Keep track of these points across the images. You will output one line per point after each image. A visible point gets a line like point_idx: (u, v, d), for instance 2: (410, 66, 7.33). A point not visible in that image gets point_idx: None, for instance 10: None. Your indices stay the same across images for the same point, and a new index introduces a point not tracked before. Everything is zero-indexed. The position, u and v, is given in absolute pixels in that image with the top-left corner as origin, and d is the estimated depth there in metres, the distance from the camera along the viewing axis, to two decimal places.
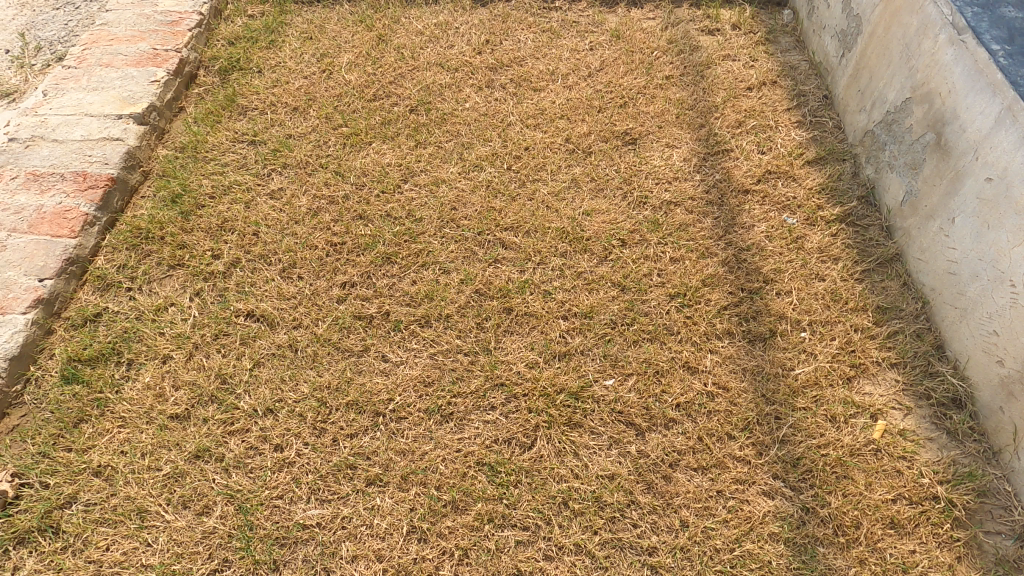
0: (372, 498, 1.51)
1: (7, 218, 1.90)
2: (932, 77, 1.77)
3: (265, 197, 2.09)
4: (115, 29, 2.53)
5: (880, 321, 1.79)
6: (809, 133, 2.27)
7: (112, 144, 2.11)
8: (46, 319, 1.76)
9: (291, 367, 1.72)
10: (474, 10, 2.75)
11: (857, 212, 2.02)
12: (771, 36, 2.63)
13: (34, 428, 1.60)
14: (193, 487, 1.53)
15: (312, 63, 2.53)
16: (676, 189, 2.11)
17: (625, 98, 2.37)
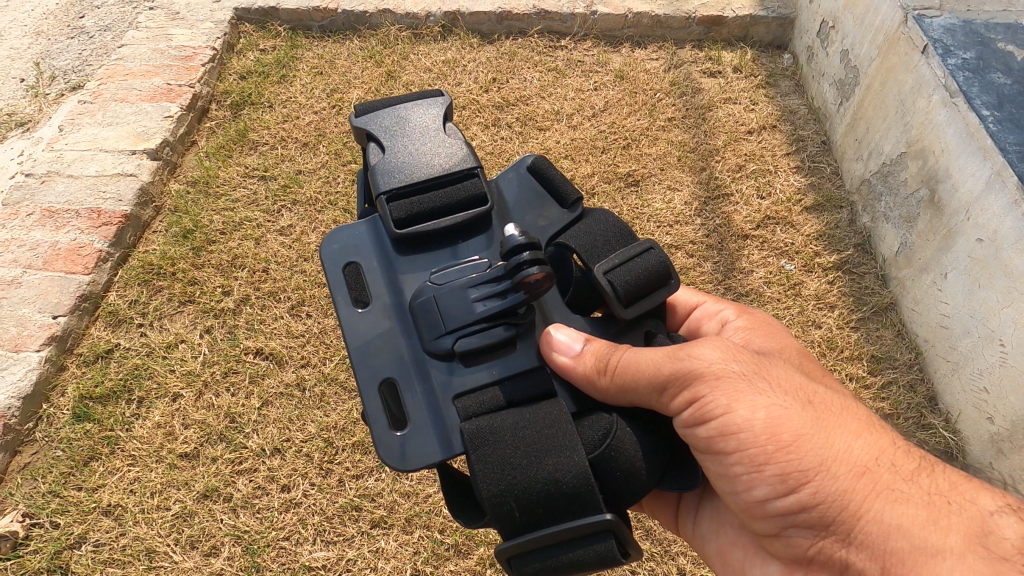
0: (377, 541, 1.57)
1: (23, 254, 1.95)
2: (926, 135, 1.83)
3: (275, 233, 2.13)
4: (130, 64, 2.59)
5: (874, 370, 1.85)
6: (807, 179, 2.32)
7: (125, 180, 2.16)
8: (60, 356, 1.79)
9: (299, 407, 1.75)
10: (482, 47, 2.79)
11: (854, 259, 2.08)
12: (772, 79, 2.69)
13: (46, 466, 1.64)
14: (202, 527, 1.57)
15: (322, 98, 2.57)
16: (677, 232, 2.16)
17: (628, 140, 2.42)
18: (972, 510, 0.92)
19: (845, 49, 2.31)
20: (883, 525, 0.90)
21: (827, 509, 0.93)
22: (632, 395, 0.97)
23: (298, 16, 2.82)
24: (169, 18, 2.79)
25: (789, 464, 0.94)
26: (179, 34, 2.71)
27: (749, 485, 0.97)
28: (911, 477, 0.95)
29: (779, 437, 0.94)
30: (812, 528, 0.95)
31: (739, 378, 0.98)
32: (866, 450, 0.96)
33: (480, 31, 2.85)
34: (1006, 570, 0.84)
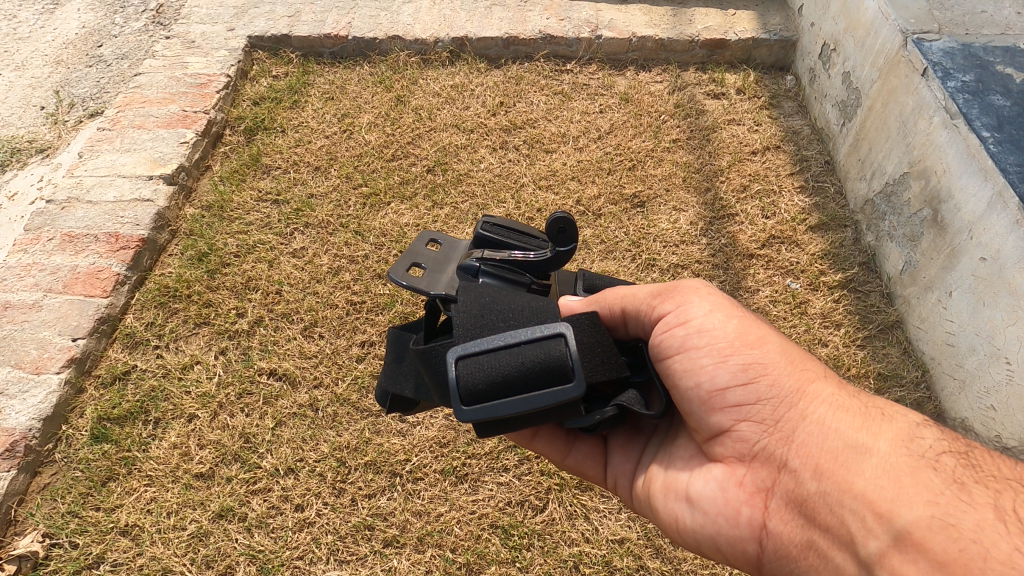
0: (390, 560, 1.59)
1: (43, 278, 2.00)
2: (928, 155, 1.86)
3: (288, 256, 2.17)
4: (147, 92, 2.66)
5: (881, 388, 1.86)
6: (812, 199, 2.35)
7: (143, 205, 2.21)
8: (78, 378, 1.83)
9: (312, 427, 1.78)
10: (489, 72, 2.85)
11: (859, 278, 2.10)
12: (775, 100, 2.73)
13: (65, 486, 1.67)
14: (217, 547, 1.60)
15: (333, 123, 2.62)
16: (683, 252, 2.19)
17: (634, 161, 2.46)
18: (903, 422, 0.96)
19: (846, 71, 2.35)
20: (825, 425, 0.94)
21: (778, 403, 0.97)
22: (628, 304, 1.09)
23: (310, 43, 2.89)
24: (184, 47, 2.87)
25: (752, 359, 0.99)
26: (194, 62, 2.79)
27: (709, 378, 0.99)
28: (854, 398, 0.99)
29: (746, 339, 1.01)
30: (756, 426, 0.97)
31: (717, 300, 1.07)
32: (818, 371, 1.02)
33: (487, 56, 2.91)
34: (930, 470, 0.85)
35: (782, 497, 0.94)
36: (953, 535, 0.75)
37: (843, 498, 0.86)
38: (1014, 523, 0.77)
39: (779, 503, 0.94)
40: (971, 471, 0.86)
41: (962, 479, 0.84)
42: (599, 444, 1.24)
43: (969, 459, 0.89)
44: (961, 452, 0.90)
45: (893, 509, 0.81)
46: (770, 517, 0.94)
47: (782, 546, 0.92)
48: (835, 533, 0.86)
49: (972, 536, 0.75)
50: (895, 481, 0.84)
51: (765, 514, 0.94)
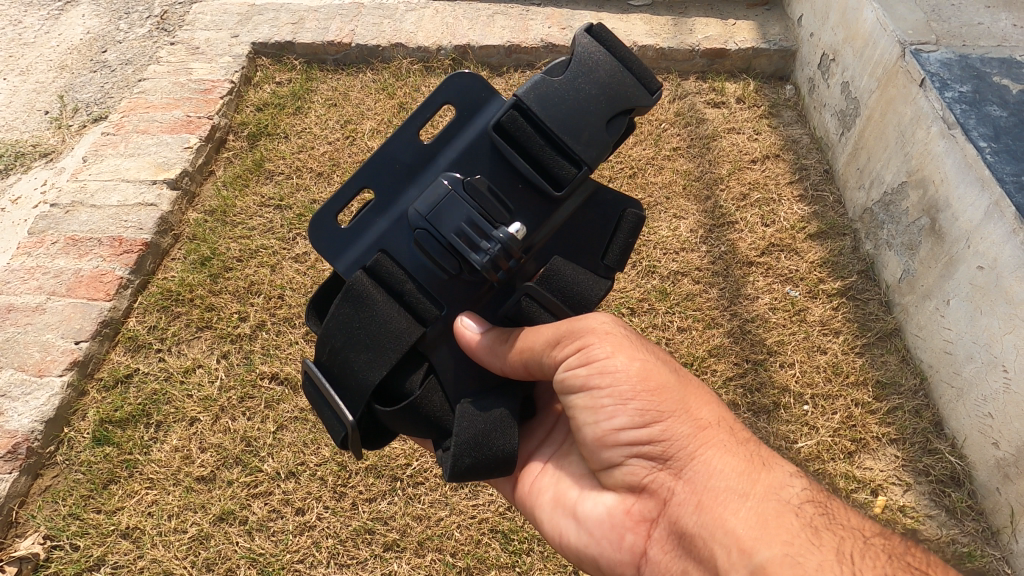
0: (390, 564, 1.60)
1: (47, 281, 2.01)
2: (926, 164, 1.87)
3: (290, 260, 2.18)
4: (151, 97, 2.68)
5: (879, 396, 1.87)
6: (811, 207, 2.37)
7: (146, 209, 2.22)
8: (81, 381, 1.84)
9: (313, 431, 1.79)
10: (491, 80, 2.87)
11: (858, 285, 2.11)
12: (775, 110, 2.75)
13: (67, 489, 1.68)
14: (218, 550, 1.61)
15: (336, 129, 2.63)
16: (683, 259, 2.20)
17: (634, 169, 2.48)
18: (778, 469, 1.01)
19: (845, 80, 2.37)
20: (711, 468, 0.97)
21: (669, 447, 1.00)
22: (528, 358, 1.06)
23: (313, 50, 2.91)
24: (189, 53, 2.89)
25: (651, 403, 1.01)
26: (198, 68, 2.81)
27: (606, 419, 1.02)
28: (741, 442, 1.03)
29: (645, 384, 1.02)
30: (646, 464, 1.01)
31: (623, 338, 1.07)
32: (713, 413, 1.05)
33: (489, 64, 2.93)
34: (793, 515, 0.92)
35: (664, 528, 0.99)
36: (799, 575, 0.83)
37: (716, 532, 0.92)
38: (850, 565, 0.86)
39: (660, 534, 1.00)
40: (825, 519, 0.94)
41: (817, 525, 0.92)
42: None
43: (826, 509, 0.97)
44: (820, 502, 0.98)
45: (754, 547, 0.88)
46: (650, 545, 1.00)
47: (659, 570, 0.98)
48: (706, 566, 0.92)
49: None
50: (762, 523, 0.90)
51: (648, 541, 1.01)
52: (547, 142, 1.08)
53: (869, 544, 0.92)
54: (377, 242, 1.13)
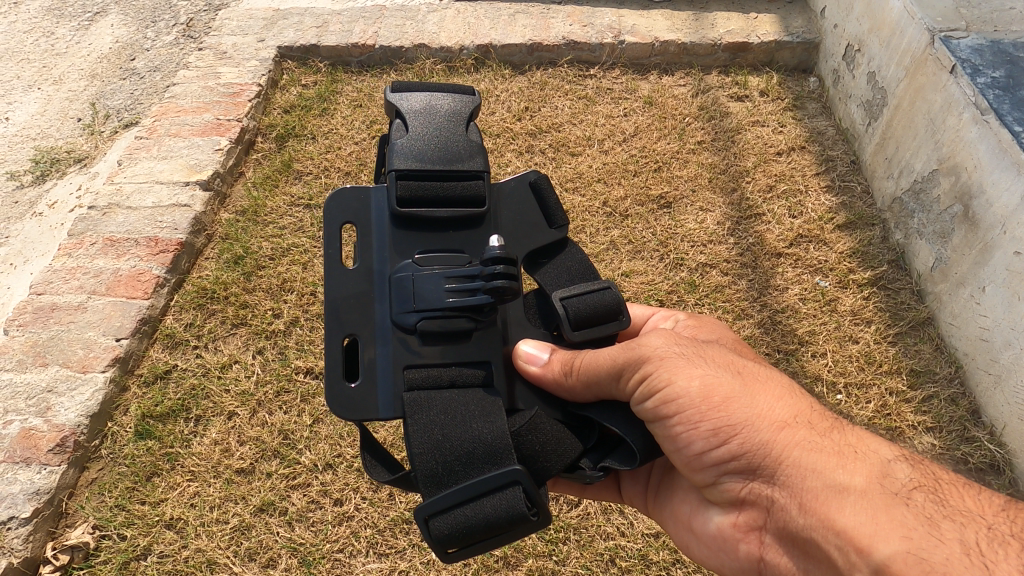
0: (428, 553, 1.62)
1: (87, 281, 2.06)
2: (958, 151, 1.86)
3: (321, 258, 2.21)
4: (181, 101, 2.73)
5: (913, 384, 1.86)
6: (839, 198, 2.36)
7: (180, 210, 2.27)
8: (122, 377, 1.88)
9: (349, 424, 1.82)
10: (513, 78, 2.89)
11: (888, 275, 2.10)
12: (798, 102, 2.74)
13: (112, 481, 1.73)
14: (259, 540, 1.65)
15: (362, 130, 2.67)
16: (711, 251, 2.20)
17: (659, 163, 2.48)
18: (876, 455, 1.01)
19: (871, 71, 2.36)
20: (802, 469, 0.99)
21: (752, 457, 1.02)
22: (598, 392, 1.09)
23: (338, 52, 2.95)
24: (217, 58, 2.95)
25: (721, 421, 1.03)
26: (227, 73, 2.86)
27: (686, 445, 1.06)
28: (825, 434, 1.03)
29: (712, 398, 1.04)
30: (742, 475, 1.05)
31: (679, 356, 1.09)
32: (787, 410, 1.05)
33: (511, 62, 2.95)
34: (903, 506, 0.91)
35: (776, 531, 1.03)
36: (927, 571, 0.83)
37: (827, 534, 0.93)
38: (980, 557, 0.84)
39: (771, 539, 1.05)
40: (938, 505, 0.92)
41: (931, 515, 0.90)
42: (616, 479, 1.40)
43: (938, 494, 0.95)
44: (930, 488, 0.96)
45: (873, 544, 0.88)
46: (767, 549, 1.05)
47: (781, 571, 1.04)
48: (824, 567, 0.95)
49: (943, 569, 0.82)
50: (873, 518, 0.90)
51: (764, 544, 1.06)
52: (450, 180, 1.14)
53: (992, 530, 0.89)
54: (396, 363, 1.06)
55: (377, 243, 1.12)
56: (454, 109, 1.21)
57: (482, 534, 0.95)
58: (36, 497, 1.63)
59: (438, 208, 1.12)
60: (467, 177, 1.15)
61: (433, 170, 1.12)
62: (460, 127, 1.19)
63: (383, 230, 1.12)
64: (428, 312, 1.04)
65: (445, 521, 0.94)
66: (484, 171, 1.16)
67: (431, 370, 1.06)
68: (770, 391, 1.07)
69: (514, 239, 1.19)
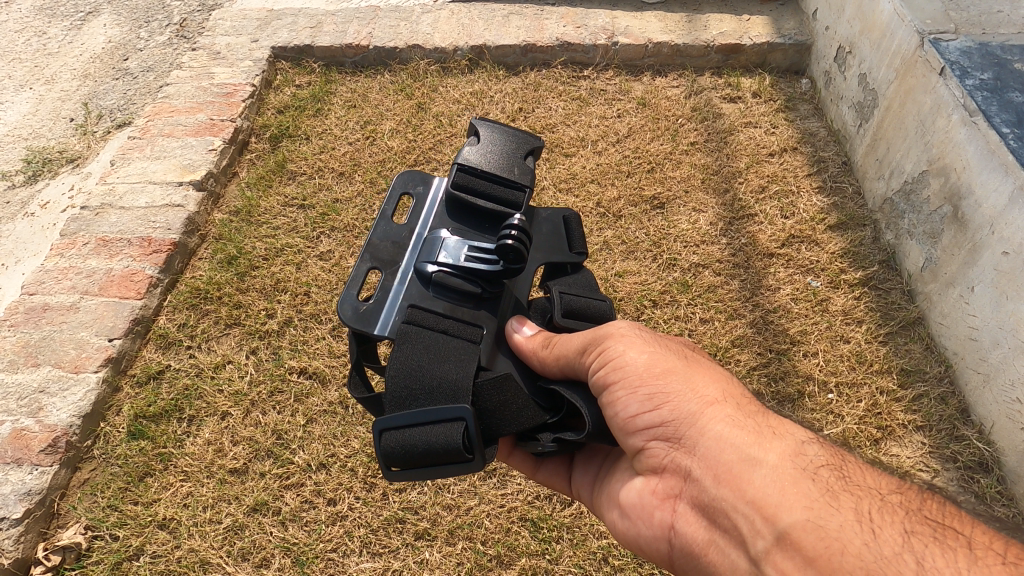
0: (421, 552, 1.63)
1: (80, 281, 2.05)
2: (947, 152, 1.88)
3: (315, 259, 2.21)
4: (175, 102, 2.73)
5: (904, 383, 1.87)
6: (830, 199, 2.37)
7: (173, 210, 2.26)
8: (115, 377, 1.88)
9: (342, 423, 1.83)
10: (507, 79, 2.89)
11: (879, 275, 2.12)
12: (791, 104, 2.76)
13: (105, 481, 1.73)
14: (252, 540, 1.65)
15: (356, 130, 2.67)
16: (703, 252, 2.22)
17: (652, 164, 2.49)
18: (792, 436, 0.98)
19: (862, 73, 2.38)
20: (721, 440, 0.95)
21: (678, 424, 0.99)
22: (565, 364, 1.12)
23: (332, 53, 2.95)
24: (210, 58, 2.94)
25: (658, 388, 1.02)
26: (220, 73, 2.85)
27: (621, 407, 1.03)
28: (752, 414, 1.00)
29: (654, 371, 1.04)
30: (665, 444, 1.00)
31: (637, 336, 1.09)
32: (720, 389, 1.04)
33: (505, 63, 2.96)
34: (810, 480, 0.89)
35: (688, 502, 0.97)
36: (822, 538, 0.81)
37: (736, 503, 0.90)
38: (872, 525, 0.83)
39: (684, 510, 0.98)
40: (843, 481, 0.91)
41: (834, 489, 0.89)
42: (562, 464, 1.32)
43: (846, 473, 0.94)
44: (838, 466, 0.95)
45: (777, 513, 0.86)
46: (677, 519, 0.98)
47: (688, 545, 0.97)
48: (730, 537, 0.90)
49: (836, 535, 0.81)
50: (781, 490, 0.88)
51: (674, 516, 0.99)
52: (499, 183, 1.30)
53: (888, 502, 0.89)
54: (405, 301, 1.19)
55: (426, 214, 1.31)
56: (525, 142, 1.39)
57: (422, 458, 1.01)
58: (28, 497, 1.62)
59: (481, 200, 1.28)
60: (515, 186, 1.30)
61: (489, 171, 1.30)
62: (520, 154, 1.36)
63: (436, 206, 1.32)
64: (446, 266, 1.19)
65: (395, 439, 1.02)
66: (529, 187, 1.30)
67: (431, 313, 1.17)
68: (707, 373, 1.06)
69: (538, 248, 1.29)
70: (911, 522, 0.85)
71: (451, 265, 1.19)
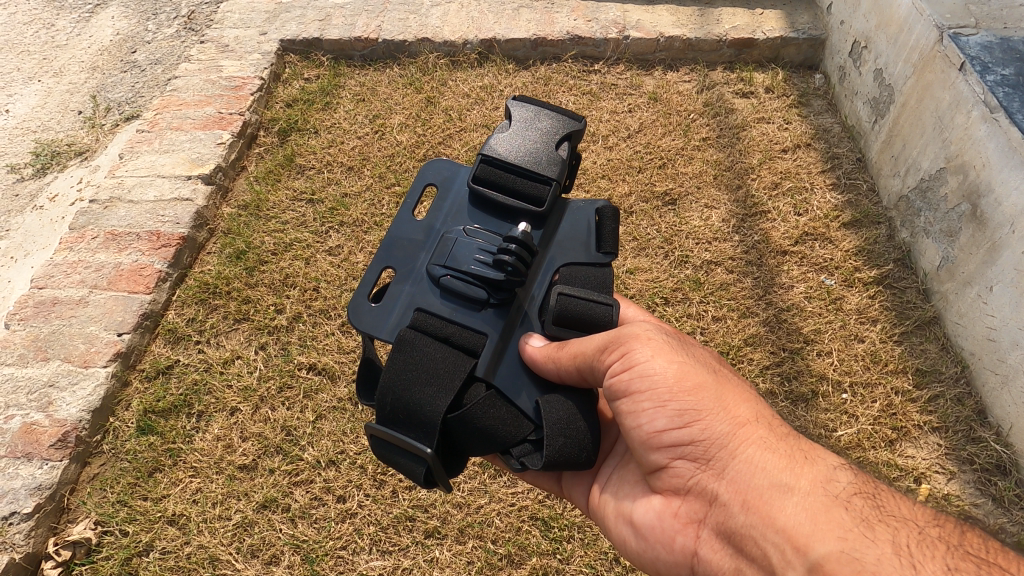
0: (431, 551, 1.62)
1: (89, 275, 2.05)
2: (966, 150, 1.84)
3: (324, 253, 2.20)
4: (183, 94, 2.71)
5: (919, 384, 1.85)
6: (844, 196, 2.34)
7: (182, 204, 2.25)
8: (124, 372, 1.87)
9: (352, 420, 1.82)
10: (517, 73, 2.87)
11: (894, 274, 2.09)
12: (804, 99, 2.72)
13: (114, 477, 1.72)
14: (262, 536, 1.64)
15: (365, 124, 2.65)
16: (716, 249, 2.19)
17: (664, 160, 2.47)
18: (823, 462, 1.00)
19: (878, 68, 2.34)
20: (751, 465, 0.98)
21: (709, 444, 1.02)
22: (582, 365, 1.12)
23: (340, 46, 2.93)
24: (218, 50, 2.92)
25: (689, 402, 1.04)
26: (229, 66, 2.84)
27: (648, 421, 1.05)
28: (782, 437, 1.03)
29: (685, 384, 1.05)
30: (690, 464, 1.03)
31: (664, 345, 1.11)
32: (751, 410, 1.06)
33: (515, 57, 2.93)
34: (842, 509, 0.90)
35: (712, 528, 1.00)
36: (856, 570, 0.81)
37: (766, 531, 0.92)
38: (909, 558, 0.83)
39: (708, 533, 1.01)
40: (876, 511, 0.92)
41: (868, 519, 0.89)
42: None
43: (876, 500, 0.95)
44: (869, 493, 0.96)
45: (808, 543, 0.87)
46: (701, 545, 1.01)
47: (711, 571, 1.00)
48: (758, 565, 0.92)
49: (873, 570, 0.81)
50: (812, 519, 0.89)
51: (697, 541, 1.02)
52: (521, 175, 1.28)
53: (926, 535, 0.89)
54: (411, 302, 1.22)
55: (446, 205, 1.32)
56: (555, 128, 1.36)
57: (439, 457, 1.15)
58: (38, 492, 1.62)
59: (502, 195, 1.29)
60: (539, 180, 1.29)
61: (515, 165, 1.28)
62: (553, 143, 1.33)
63: (457, 197, 1.33)
64: (455, 270, 1.20)
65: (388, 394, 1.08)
66: (555, 180, 1.29)
67: (435, 318, 1.19)
68: (734, 389, 1.09)
69: (561, 248, 1.31)
70: (951, 557, 0.85)
71: (459, 270, 1.20)
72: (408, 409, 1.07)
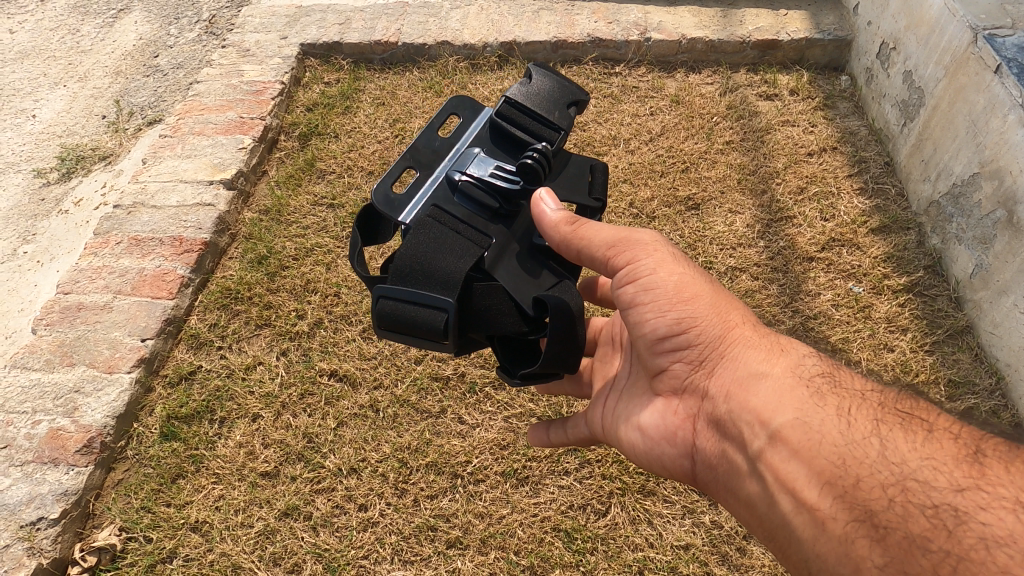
0: (454, 561, 1.61)
1: (113, 280, 2.06)
2: (1002, 155, 1.80)
3: (345, 259, 2.20)
4: (205, 99, 2.73)
5: (952, 395, 1.81)
6: (872, 200, 2.30)
7: (204, 209, 2.26)
8: (147, 377, 1.88)
9: (373, 427, 1.81)
10: None
11: (924, 281, 2.04)
12: (830, 101, 2.67)
13: (138, 482, 1.73)
14: (284, 545, 1.64)
15: (385, 128, 2.65)
16: (740, 255, 2.16)
17: (686, 164, 2.44)
18: (796, 352, 1.09)
19: (907, 70, 2.29)
20: (736, 361, 1.07)
21: (701, 347, 1.10)
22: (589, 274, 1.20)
23: (360, 50, 2.93)
24: (240, 55, 2.94)
25: (685, 310, 1.12)
26: (250, 70, 2.85)
27: (648, 328, 1.13)
28: (764, 334, 1.12)
29: (682, 295, 1.13)
30: (685, 366, 1.12)
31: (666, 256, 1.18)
32: (740, 315, 1.15)
33: (535, 60, 2.91)
34: (805, 387, 0.99)
35: (705, 420, 1.08)
36: (807, 434, 0.91)
37: (741, 412, 1.01)
38: (850, 417, 0.92)
39: (702, 425, 1.09)
40: (834, 385, 0.99)
41: (828, 392, 0.98)
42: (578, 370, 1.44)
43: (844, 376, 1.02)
44: (833, 372, 1.03)
45: (770, 415, 0.97)
46: (695, 435, 1.09)
47: (706, 458, 1.07)
48: (735, 440, 1.01)
49: (819, 429, 0.91)
50: (779, 398, 0.98)
51: (694, 434, 1.10)
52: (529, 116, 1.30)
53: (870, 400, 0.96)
54: (419, 200, 1.20)
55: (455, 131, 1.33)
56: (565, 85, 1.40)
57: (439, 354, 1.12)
58: (64, 498, 1.63)
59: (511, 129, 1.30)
60: (548, 122, 1.31)
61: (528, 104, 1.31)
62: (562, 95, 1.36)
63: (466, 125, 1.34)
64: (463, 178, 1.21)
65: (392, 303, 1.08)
66: (563, 130, 1.32)
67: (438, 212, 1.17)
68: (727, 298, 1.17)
69: (562, 187, 1.31)
70: (900, 419, 0.92)
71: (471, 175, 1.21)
72: (415, 308, 1.07)
